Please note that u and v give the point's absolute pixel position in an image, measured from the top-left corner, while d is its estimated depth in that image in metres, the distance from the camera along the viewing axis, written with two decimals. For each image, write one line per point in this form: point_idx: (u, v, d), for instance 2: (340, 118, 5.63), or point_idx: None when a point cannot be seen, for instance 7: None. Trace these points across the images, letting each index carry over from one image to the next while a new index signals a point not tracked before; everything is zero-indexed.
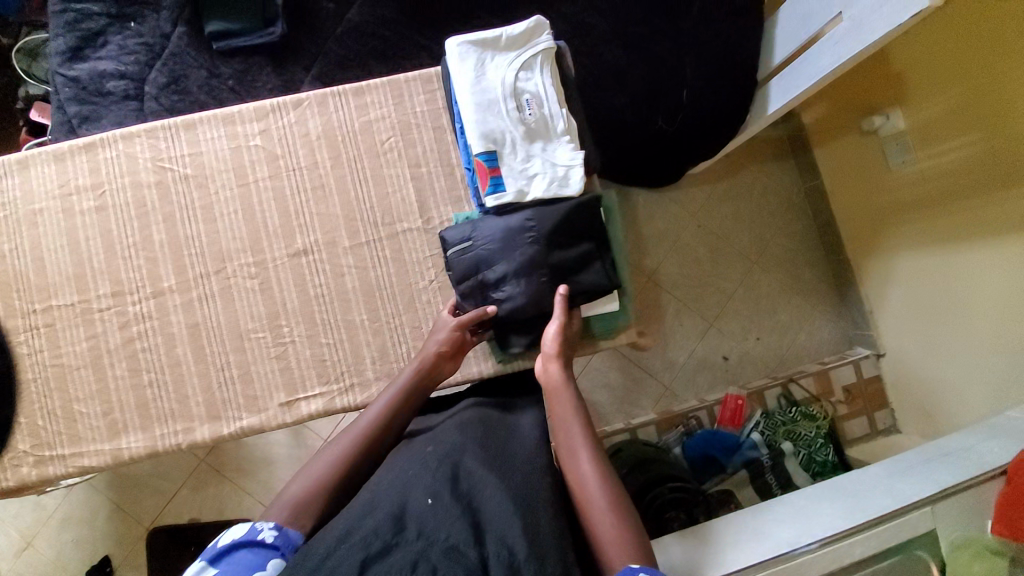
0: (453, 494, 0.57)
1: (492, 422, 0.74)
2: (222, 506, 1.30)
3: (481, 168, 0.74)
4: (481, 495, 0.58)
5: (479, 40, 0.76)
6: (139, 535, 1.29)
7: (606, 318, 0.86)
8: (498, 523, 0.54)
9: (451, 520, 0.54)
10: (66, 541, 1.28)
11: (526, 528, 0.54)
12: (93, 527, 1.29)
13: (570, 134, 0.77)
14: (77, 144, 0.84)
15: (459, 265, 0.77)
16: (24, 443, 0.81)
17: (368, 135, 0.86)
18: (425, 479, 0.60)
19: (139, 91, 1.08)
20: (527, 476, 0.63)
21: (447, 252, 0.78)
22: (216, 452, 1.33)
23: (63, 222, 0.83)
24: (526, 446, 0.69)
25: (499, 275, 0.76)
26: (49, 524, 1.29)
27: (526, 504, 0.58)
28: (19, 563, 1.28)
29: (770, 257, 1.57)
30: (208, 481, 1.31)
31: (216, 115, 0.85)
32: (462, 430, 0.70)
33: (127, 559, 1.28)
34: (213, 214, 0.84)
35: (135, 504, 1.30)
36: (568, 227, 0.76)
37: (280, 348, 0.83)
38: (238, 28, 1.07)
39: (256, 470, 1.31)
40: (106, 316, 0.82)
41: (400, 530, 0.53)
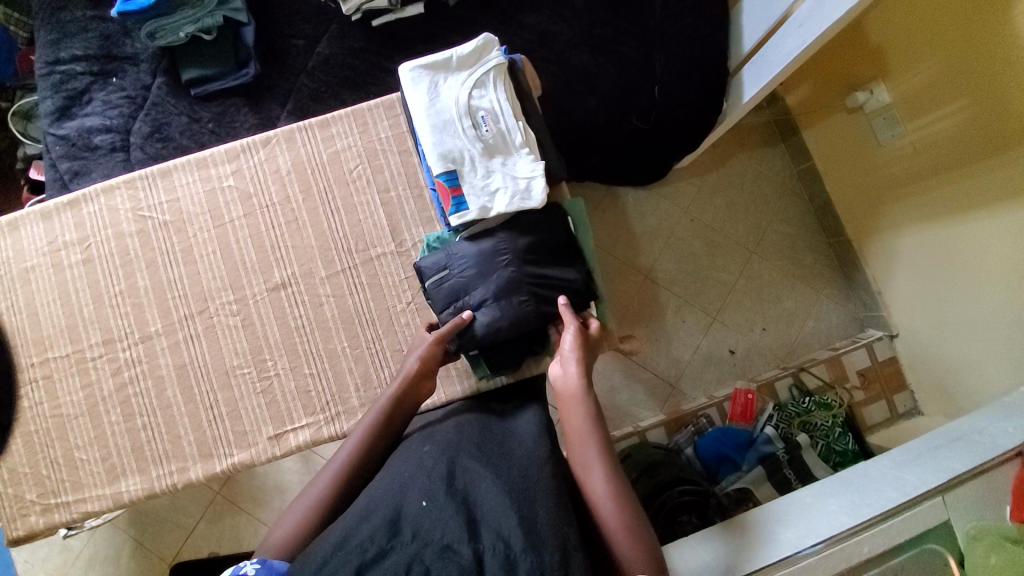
0: (448, 494, 0.56)
1: (488, 424, 0.74)
2: (239, 538, 1.33)
3: (443, 189, 0.74)
4: (476, 492, 0.57)
5: (430, 63, 0.77)
6: (162, 571, 1.32)
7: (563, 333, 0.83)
8: (493, 517, 0.54)
9: (445, 519, 0.53)
10: None
11: (522, 520, 0.53)
12: (117, 567, 1.32)
13: (528, 147, 0.77)
14: (62, 201, 0.87)
15: (439, 296, 0.78)
16: (30, 493, 0.83)
17: (336, 166, 0.88)
18: (420, 480, 0.60)
19: (125, 142, 1.12)
20: (526, 470, 0.63)
21: (425, 283, 0.79)
22: (228, 485, 1.36)
23: (53, 277, 0.86)
24: (524, 443, 0.69)
25: (478, 300, 0.76)
26: (74, 566, 1.32)
27: (522, 496, 0.57)
28: None
29: (768, 245, 1.53)
30: (223, 513, 1.33)
31: (190, 160, 0.87)
32: (459, 430, 0.71)
33: None
34: (194, 255, 0.86)
35: (157, 540, 1.33)
36: (539, 252, 0.78)
37: (266, 381, 0.84)
38: (213, 73, 1.10)
39: (269, 499, 1.34)
40: (99, 363, 0.84)
41: (395, 533, 0.52)
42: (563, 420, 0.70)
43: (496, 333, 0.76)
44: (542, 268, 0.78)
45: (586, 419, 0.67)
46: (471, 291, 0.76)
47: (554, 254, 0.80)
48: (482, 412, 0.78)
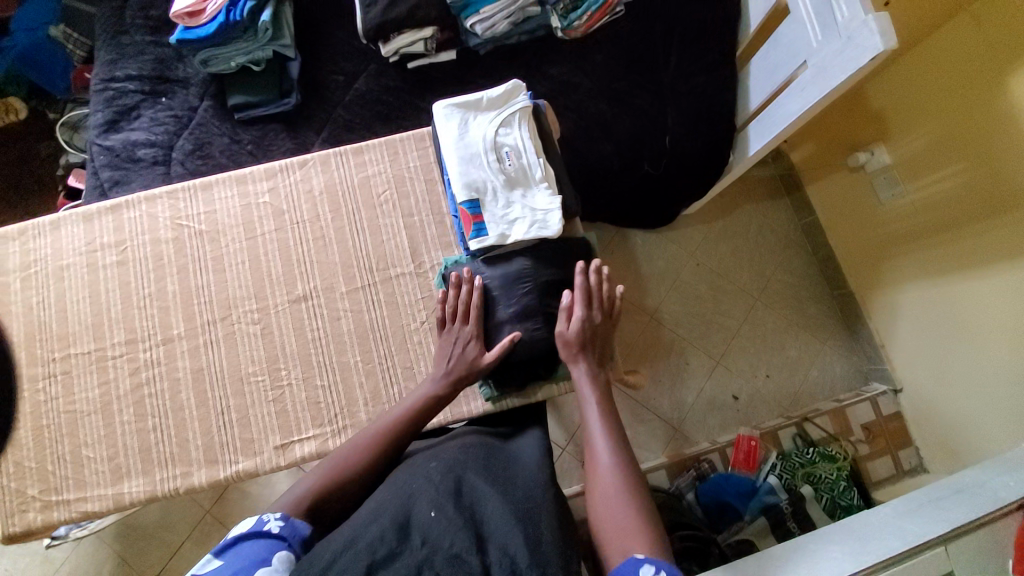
0: (456, 506, 0.58)
1: (493, 448, 0.74)
2: None
3: (465, 216, 0.78)
4: (483, 507, 0.59)
5: (462, 102, 0.82)
6: None
7: None
8: (500, 534, 0.55)
9: (453, 530, 0.54)
10: None
11: (528, 538, 0.55)
12: None
13: (547, 181, 0.81)
14: (104, 206, 0.92)
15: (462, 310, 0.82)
16: (33, 488, 0.84)
17: (365, 189, 0.93)
18: (427, 492, 0.61)
19: (167, 157, 1.21)
20: (530, 492, 0.63)
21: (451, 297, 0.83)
22: (218, 506, 1.38)
23: (86, 276, 0.90)
24: (526, 468, 0.69)
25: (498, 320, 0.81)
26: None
27: (527, 515, 0.59)
28: None
29: (772, 293, 1.57)
30: (210, 535, 1.35)
31: (230, 176, 0.93)
32: (463, 449, 0.71)
33: None
34: (223, 264, 0.91)
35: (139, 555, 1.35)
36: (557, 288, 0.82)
37: (278, 391, 0.86)
38: (257, 100, 1.21)
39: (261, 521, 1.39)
40: (119, 362, 0.87)
41: (405, 538, 0.54)
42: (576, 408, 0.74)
43: (509, 354, 0.80)
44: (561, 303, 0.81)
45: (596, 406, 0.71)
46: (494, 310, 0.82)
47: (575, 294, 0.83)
48: (484, 436, 0.78)
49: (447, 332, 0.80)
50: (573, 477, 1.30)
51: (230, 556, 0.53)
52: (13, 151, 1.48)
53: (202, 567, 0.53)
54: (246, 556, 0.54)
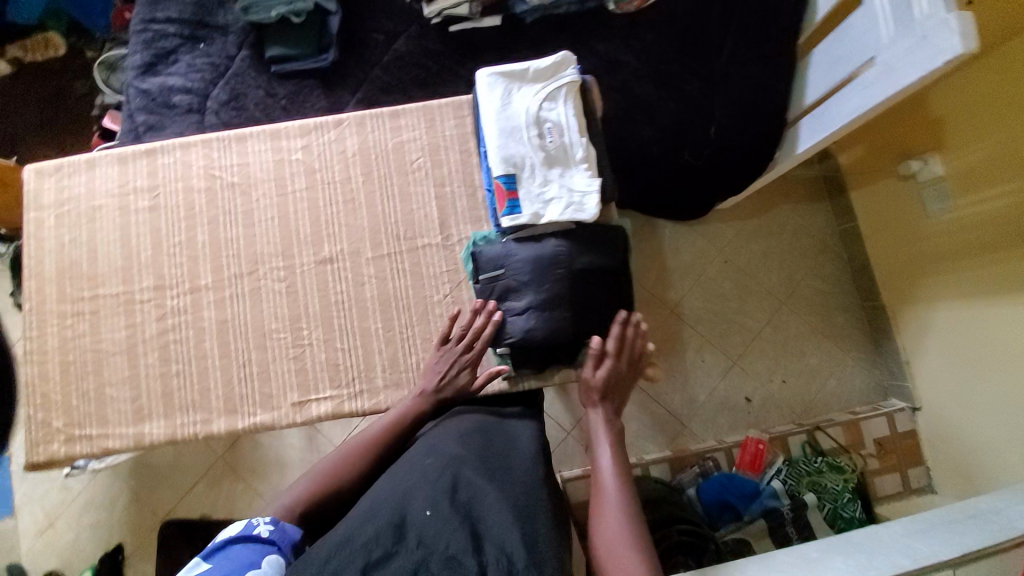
0: (451, 505, 0.59)
1: (490, 432, 0.74)
2: (233, 504, 1.50)
3: (500, 191, 0.76)
4: (479, 506, 0.60)
5: (507, 72, 0.79)
6: (151, 526, 1.49)
7: None
8: (495, 532, 0.57)
9: (449, 531, 0.56)
10: (84, 526, 1.50)
11: (524, 538, 0.57)
12: (111, 514, 1.51)
13: (588, 161, 0.78)
14: (140, 149, 0.92)
15: (488, 290, 0.79)
16: (58, 420, 0.87)
17: (399, 155, 0.92)
18: (423, 488, 0.62)
19: (201, 105, 1.22)
20: (527, 486, 0.65)
21: (479, 275, 0.80)
22: (230, 455, 1.53)
23: (119, 219, 0.91)
24: (524, 461, 0.69)
25: (523, 305, 0.77)
26: (72, 505, 1.52)
27: (523, 512, 0.61)
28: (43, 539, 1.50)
29: (798, 298, 1.53)
30: (220, 480, 1.50)
31: (265, 130, 0.92)
32: (461, 440, 0.70)
33: (136, 549, 1.49)
34: (252, 219, 0.91)
35: (153, 493, 1.51)
36: (589, 277, 0.78)
37: (299, 349, 0.87)
38: (295, 53, 1.20)
39: (267, 471, 1.50)
40: (147, 306, 0.88)
41: (401, 538, 0.56)
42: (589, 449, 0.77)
43: (532, 336, 0.77)
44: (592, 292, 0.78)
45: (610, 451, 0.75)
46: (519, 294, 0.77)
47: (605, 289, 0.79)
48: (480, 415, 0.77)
49: (444, 352, 0.82)
50: (575, 461, 1.31)
51: (221, 559, 0.59)
52: (50, 87, 1.49)
53: (195, 568, 0.58)
54: (236, 558, 0.59)
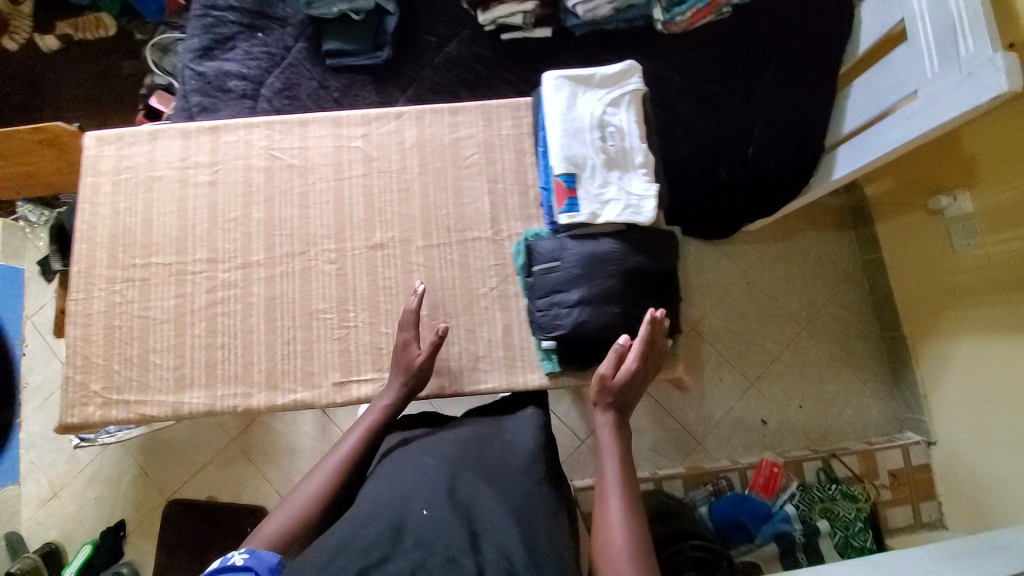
0: (450, 504, 0.61)
1: (484, 436, 0.75)
2: (242, 487, 1.51)
3: (559, 188, 0.78)
4: (477, 506, 0.62)
5: (573, 75, 0.81)
6: (158, 503, 1.50)
7: None
8: (493, 532, 0.58)
9: (449, 530, 0.57)
10: (87, 499, 1.50)
11: (522, 538, 0.59)
12: (115, 488, 1.51)
13: (646, 167, 0.81)
14: (204, 125, 0.94)
15: (541, 282, 0.79)
16: (97, 383, 0.86)
17: (455, 150, 0.94)
18: (423, 489, 0.63)
19: (256, 92, 1.24)
20: (522, 486, 0.68)
21: (533, 268, 0.80)
22: (242, 438, 1.54)
23: (177, 190, 0.92)
24: (518, 462, 0.72)
25: (574, 299, 0.77)
26: (76, 478, 1.52)
27: (522, 512, 0.63)
28: (44, 509, 1.50)
29: (820, 325, 1.54)
30: (232, 460, 1.52)
31: (327, 116, 0.94)
32: (458, 443, 0.73)
33: (140, 525, 1.49)
34: (308, 201, 0.92)
35: (164, 471, 1.52)
36: (640, 278, 0.79)
37: (344, 331, 0.88)
38: (351, 49, 1.23)
39: (279, 457, 1.52)
40: (197, 277, 0.89)
41: (400, 540, 0.56)
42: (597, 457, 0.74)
43: (584, 330, 0.78)
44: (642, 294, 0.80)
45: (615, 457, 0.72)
46: (569, 287, 0.78)
47: (653, 289, 0.80)
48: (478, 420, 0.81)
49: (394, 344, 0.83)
50: (586, 470, 1.32)
51: None
52: (97, 66, 1.53)
53: None
54: None
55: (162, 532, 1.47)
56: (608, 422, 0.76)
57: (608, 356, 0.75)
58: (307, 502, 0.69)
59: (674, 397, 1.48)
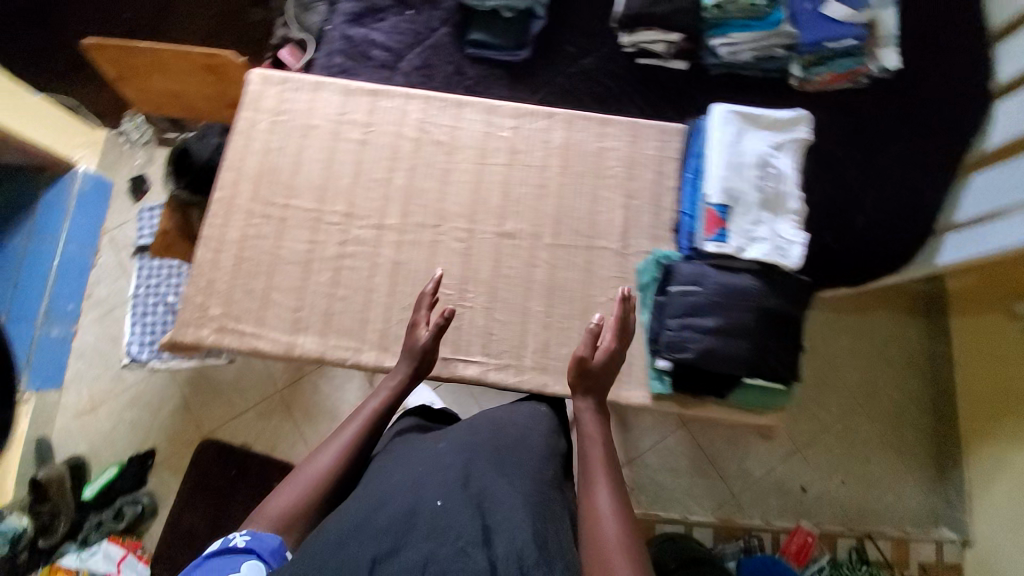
0: (464, 495, 0.56)
1: (497, 427, 0.73)
2: (276, 442, 1.49)
3: (712, 215, 0.81)
4: (491, 498, 0.57)
5: (745, 113, 0.85)
6: (191, 439, 1.49)
7: (763, 391, 0.82)
8: (506, 527, 0.53)
9: (461, 520, 0.52)
10: (124, 419, 1.50)
11: (536, 535, 0.54)
12: (154, 415, 1.50)
13: (798, 214, 0.83)
14: (366, 88, 0.99)
15: (677, 302, 0.80)
16: (215, 308, 0.89)
17: (598, 159, 0.96)
18: (436, 478, 0.59)
19: (394, 65, 1.30)
20: (538, 483, 0.64)
21: (669, 287, 0.82)
22: (286, 392, 1.54)
23: (329, 142, 0.97)
24: (531, 459, 0.69)
25: (706, 326, 0.78)
26: (117, 398, 1.51)
27: (538, 511, 0.59)
28: (79, 420, 1.49)
29: (877, 406, 1.52)
30: (272, 412, 1.51)
31: (483, 103, 0.98)
32: (474, 432, 0.69)
33: (171, 455, 1.49)
34: (449, 179, 0.95)
35: (204, 407, 1.52)
36: (772, 322, 0.80)
37: (460, 309, 0.89)
38: (494, 42, 1.29)
39: (318, 421, 1.50)
40: (332, 228, 0.93)
41: (409, 528, 0.52)
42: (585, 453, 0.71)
43: (713, 356, 0.77)
44: (774, 337, 0.80)
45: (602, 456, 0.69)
46: (703, 314, 0.78)
47: (782, 333, 0.81)
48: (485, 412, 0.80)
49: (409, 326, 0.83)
50: None
51: None
52: (227, 5, 1.59)
53: None
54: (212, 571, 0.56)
55: (190, 470, 1.46)
56: (590, 408, 0.76)
57: (584, 338, 0.77)
58: (314, 482, 0.67)
59: (717, 445, 1.46)
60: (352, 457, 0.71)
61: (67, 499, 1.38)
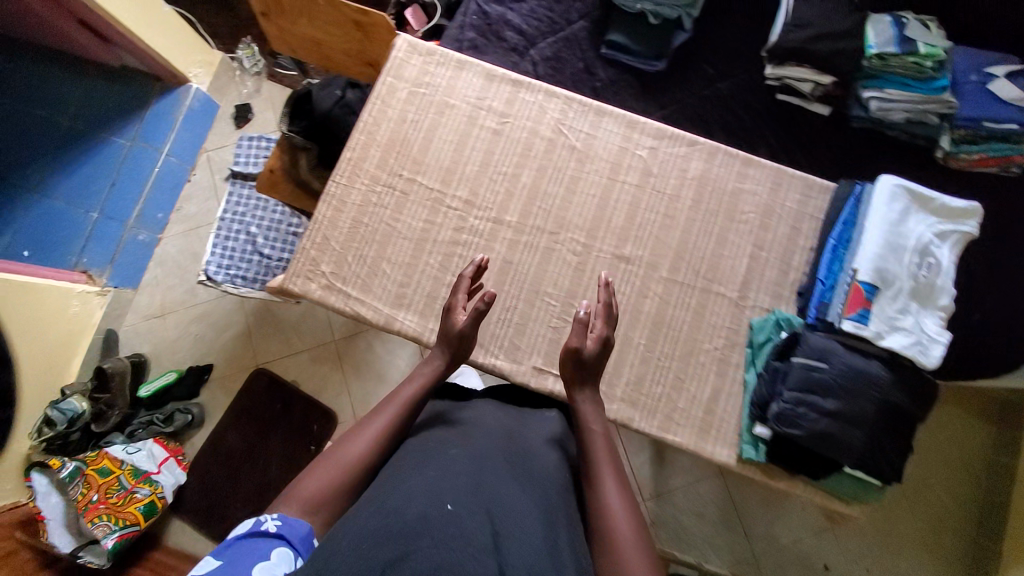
0: (474, 500, 0.54)
1: (509, 432, 0.71)
2: (322, 386, 1.44)
3: (857, 293, 0.78)
4: (502, 505, 0.55)
5: (916, 192, 0.83)
6: (246, 365, 1.46)
7: (855, 482, 0.79)
8: (514, 536, 0.52)
9: (473, 527, 0.50)
10: (190, 332, 1.47)
11: (546, 544, 0.53)
12: (217, 335, 1.47)
13: (945, 311, 0.80)
14: (511, 78, 0.98)
15: (797, 374, 0.76)
16: (326, 265, 0.91)
17: (733, 201, 0.92)
18: (451, 480, 0.57)
19: (525, 49, 1.26)
20: (545, 491, 0.62)
21: (791, 356, 0.78)
22: (342, 343, 1.48)
23: (463, 125, 0.96)
24: (541, 464, 0.67)
25: (827, 408, 0.74)
26: (187, 309, 1.49)
27: (546, 517, 0.57)
28: (145, 323, 1.47)
29: (925, 503, 1.34)
30: (326, 359, 1.46)
31: (625, 116, 0.95)
32: (489, 435, 0.67)
33: (224, 376, 1.45)
34: (575, 187, 0.93)
35: (264, 339, 1.48)
36: (894, 417, 0.75)
37: (561, 323, 0.88)
38: (632, 48, 1.22)
39: (367, 377, 1.44)
40: (451, 213, 0.93)
41: (422, 532, 0.49)
42: (587, 448, 0.69)
43: (823, 435, 0.74)
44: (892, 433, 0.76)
45: (607, 451, 0.68)
46: (826, 394, 0.74)
47: (900, 432, 0.77)
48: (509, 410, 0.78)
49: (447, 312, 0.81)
50: None
51: (226, 555, 0.52)
52: None
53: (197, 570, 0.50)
54: (248, 554, 0.52)
55: (241, 394, 1.44)
56: (589, 399, 0.74)
57: (572, 330, 0.75)
58: (349, 466, 0.64)
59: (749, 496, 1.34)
60: (388, 441, 0.68)
61: (125, 393, 1.33)
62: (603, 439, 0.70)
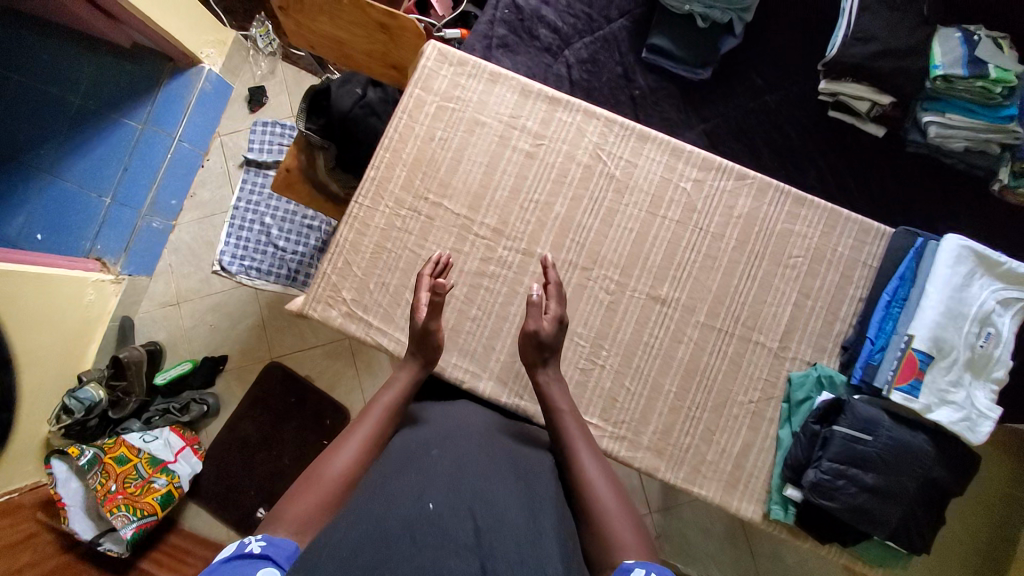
0: (453, 494, 0.53)
1: (487, 430, 0.70)
2: (335, 384, 1.42)
3: (910, 361, 0.75)
4: (484, 493, 0.55)
5: (982, 255, 0.78)
6: (260, 357, 1.44)
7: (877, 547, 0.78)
8: (498, 522, 0.51)
9: (456, 524, 0.50)
10: (206, 321, 1.45)
11: (529, 523, 0.53)
12: (232, 326, 1.45)
13: (999, 382, 0.77)
14: (547, 94, 0.90)
15: (842, 447, 0.74)
16: (347, 292, 0.87)
17: (780, 242, 0.86)
18: (431, 481, 0.55)
19: (559, 50, 1.17)
20: (527, 476, 0.62)
21: (835, 426, 0.75)
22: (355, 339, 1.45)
23: (493, 145, 0.90)
24: (522, 456, 0.66)
25: (867, 483, 0.73)
26: (199, 300, 1.46)
27: (532, 505, 0.56)
28: (158, 310, 1.45)
29: None
30: (339, 355, 1.43)
31: (669, 144, 0.88)
32: (467, 437, 0.66)
33: (240, 367, 1.44)
34: (612, 220, 0.87)
35: (279, 336, 1.45)
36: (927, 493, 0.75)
37: (589, 364, 0.84)
38: (675, 53, 1.12)
39: (379, 374, 1.41)
40: (478, 242, 0.87)
41: (402, 534, 0.48)
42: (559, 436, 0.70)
43: (853, 502, 0.73)
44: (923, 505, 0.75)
45: (579, 431, 0.69)
46: (866, 468, 0.73)
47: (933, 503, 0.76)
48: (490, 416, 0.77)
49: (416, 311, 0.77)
50: None
51: None
52: None
53: None
54: None
55: (258, 387, 1.42)
56: (556, 380, 0.76)
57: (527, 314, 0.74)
58: (336, 479, 0.60)
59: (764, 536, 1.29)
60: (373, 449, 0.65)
61: (142, 379, 1.33)
62: (569, 418, 0.71)
